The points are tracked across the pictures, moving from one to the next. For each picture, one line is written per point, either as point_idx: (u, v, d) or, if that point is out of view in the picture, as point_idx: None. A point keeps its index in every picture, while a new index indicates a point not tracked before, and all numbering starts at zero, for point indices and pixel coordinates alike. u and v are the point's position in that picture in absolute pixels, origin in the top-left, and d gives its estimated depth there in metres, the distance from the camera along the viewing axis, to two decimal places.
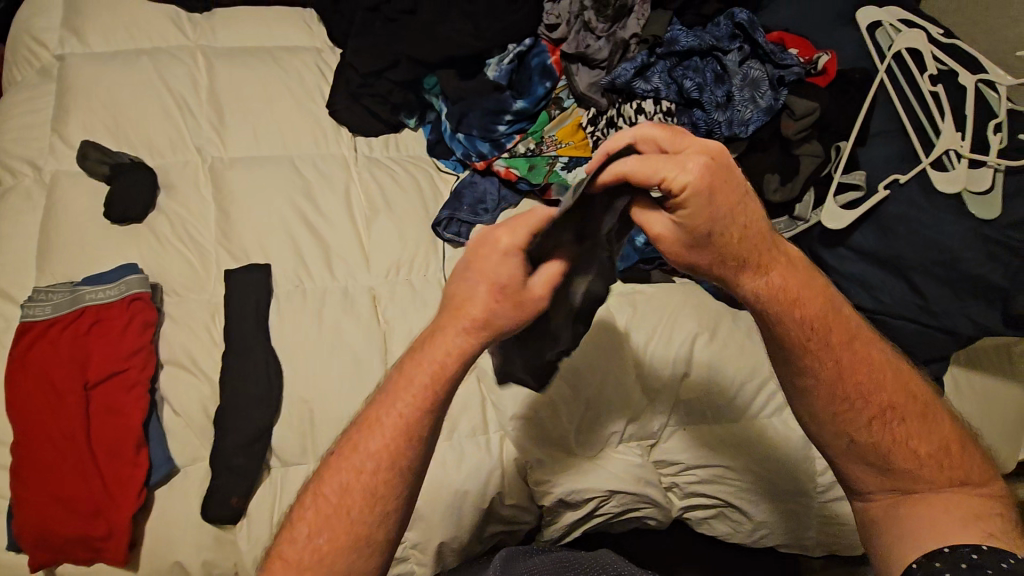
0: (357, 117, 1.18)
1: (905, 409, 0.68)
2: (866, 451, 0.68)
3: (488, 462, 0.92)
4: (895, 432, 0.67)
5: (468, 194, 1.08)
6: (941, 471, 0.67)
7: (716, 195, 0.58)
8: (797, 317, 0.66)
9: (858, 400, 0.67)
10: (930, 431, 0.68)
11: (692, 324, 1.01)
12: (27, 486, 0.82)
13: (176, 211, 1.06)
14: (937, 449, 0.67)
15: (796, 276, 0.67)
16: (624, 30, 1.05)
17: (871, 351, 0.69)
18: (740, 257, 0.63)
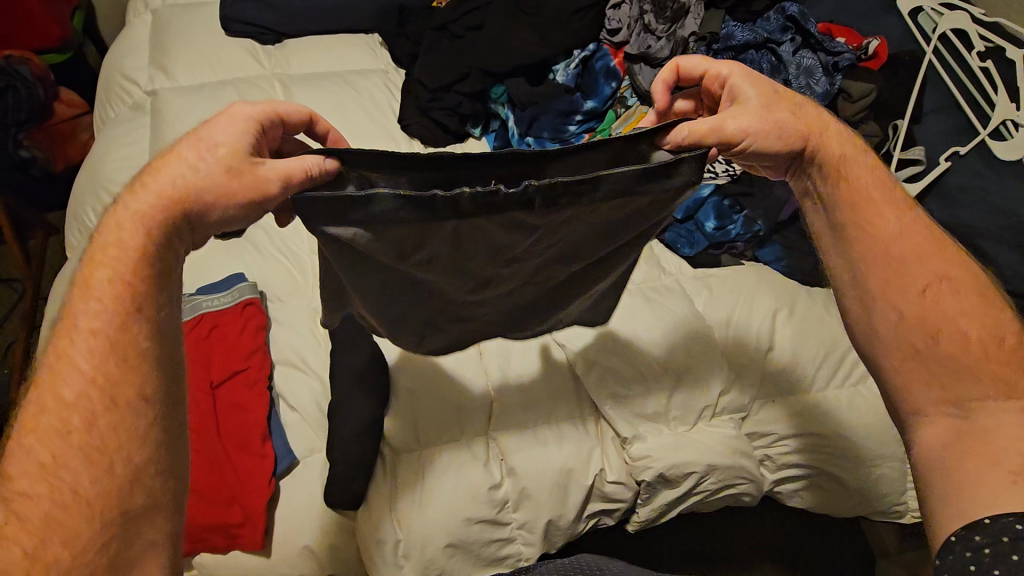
0: (428, 129, 1.26)
1: (963, 283, 0.60)
2: (912, 329, 0.60)
3: (586, 439, 0.97)
4: (943, 300, 0.59)
5: None
6: (988, 363, 0.57)
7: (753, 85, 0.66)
8: (837, 181, 0.66)
9: (899, 279, 0.61)
10: (987, 315, 0.58)
11: (770, 300, 1.05)
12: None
13: (270, 224, 1.14)
14: (989, 337, 0.58)
15: (840, 143, 0.67)
16: (684, 29, 1.13)
17: (916, 231, 0.63)
18: (796, 123, 0.65)
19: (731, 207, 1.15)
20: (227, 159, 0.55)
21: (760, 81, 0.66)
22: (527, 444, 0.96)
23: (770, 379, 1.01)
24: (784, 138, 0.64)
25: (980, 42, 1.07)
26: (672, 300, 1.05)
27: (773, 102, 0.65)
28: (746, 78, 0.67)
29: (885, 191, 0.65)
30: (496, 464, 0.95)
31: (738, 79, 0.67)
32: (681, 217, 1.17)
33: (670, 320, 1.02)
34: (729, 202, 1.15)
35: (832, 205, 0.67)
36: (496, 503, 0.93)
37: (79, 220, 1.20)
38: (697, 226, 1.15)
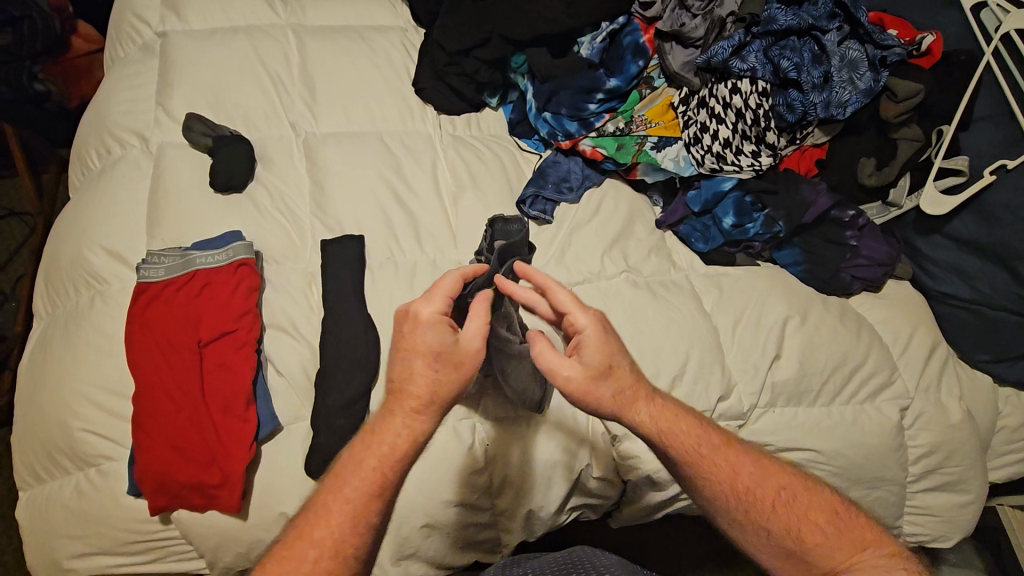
0: (443, 96, 1.22)
1: (793, 488, 0.75)
2: (775, 526, 0.72)
3: (574, 433, 0.94)
4: (792, 528, 0.72)
5: (553, 173, 1.15)
6: (840, 536, 0.71)
7: (603, 344, 0.74)
8: (674, 449, 0.74)
9: (775, 529, 0.72)
10: (813, 498, 0.74)
11: (783, 306, 1.01)
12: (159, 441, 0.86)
13: (273, 183, 1.11)
14: (827, 516, 0.72)
15: (680, 426, 0.76)
16: (722, 8, 1.06)
17: (757, 468, 0.75)
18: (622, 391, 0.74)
19: (752, 204, 1.07)
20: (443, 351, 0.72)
21: (648, 415, 0.74)
22: (512, 433, 0.93)
23: (811, 416, 0.96)
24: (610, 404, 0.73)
25: None
26: (680, 300, 1.02)
27: (610, 373, 0.73)
28: (593, 335, 0.74)
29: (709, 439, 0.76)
30: (480, 451, 0.92)
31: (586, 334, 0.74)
32: (698, 210, 1.10)
33: (676, 319, 0.99)
34: (751, 199, 1.07)
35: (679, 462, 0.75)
36: (476, 488, 0.91)
37: (84, 160, 1.17)
38: (714, 220, 1.09)
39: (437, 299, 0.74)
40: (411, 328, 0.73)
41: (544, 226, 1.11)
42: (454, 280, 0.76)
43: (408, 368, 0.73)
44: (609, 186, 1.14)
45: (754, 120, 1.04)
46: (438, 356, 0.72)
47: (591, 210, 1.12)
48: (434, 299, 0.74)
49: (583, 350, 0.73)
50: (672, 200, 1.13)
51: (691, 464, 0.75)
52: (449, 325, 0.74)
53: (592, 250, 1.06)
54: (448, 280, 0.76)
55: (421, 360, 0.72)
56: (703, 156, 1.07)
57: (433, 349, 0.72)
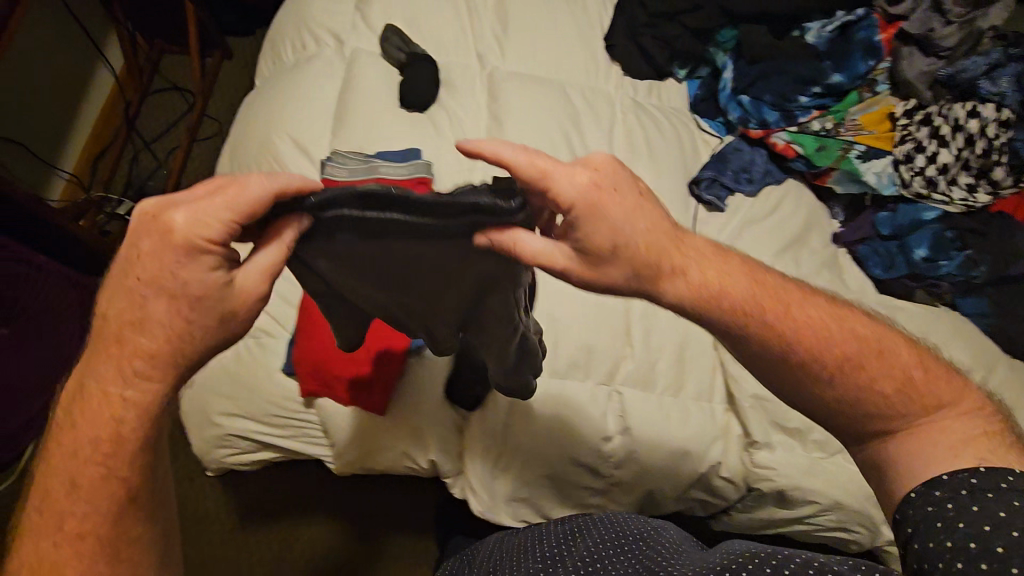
0: (634, 57, 1.18)
1: (854, 326, 0.63)
2: (843, 385, 0.61)
3: (711, 427, 0.93)
4: (867, 381, 0.61)
5: (733, 159, 1.08)
6: (913, 390, 0.61)
7: (607, 206, 0.56)
8: (712, 310, 0.60)
9: (841, 372, 0.61)
10: (884, 358, 0.62)
11: (966, 357, 0.94)
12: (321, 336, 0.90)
13: (455, 110, 1.11)
14: (898, 377, 0.61)
15: (733, 279, 0.62)
16: (985, 19, 0.95)
17: (830, 319, 0.62)
18: (647, 250, 0.59)
19: (952, 240, 0.99)
20: (210, 305, 0.52)
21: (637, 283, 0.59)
22: (652, 410, 0.92)
23: None
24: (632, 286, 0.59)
25: None
26: None
27: (616, 258, 0.58)
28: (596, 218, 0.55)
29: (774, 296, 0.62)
30: (615, 419, 0.92)
31: (590, 202, 0.55)
32: (885, 234, 1.03)
33: None
34: (952, 234, 0.99)
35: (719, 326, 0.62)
36: (602, 455, 0.92)
37: (277, 51, 1.20)
38: (903, 249, 1.01)
39: (218, 209, 0.49)
40: (150, 240, 0.50)
41: (713, 214, 1.06)
42: (264, 195, 0.50)
43: (158, 303, 0.51)
44: (789, 186, 1.07)
45: (983, 152, 0.95)
46: (187, 296, 0.51)
47: (769, 204, 1.06)
48: (208, 222, 0.49)
49: (580, 227, 0.56)
50: (856, 217, 1.06)
51: (727, 316, 0.61)
52: (212, 262, 0.51)
53: (765, 250, 1.01)
54: (254, 190, 0.50)
55: (160, 298, 0.50)
56: (910, 178, 0.99)
57: (181, 289, 0.51)
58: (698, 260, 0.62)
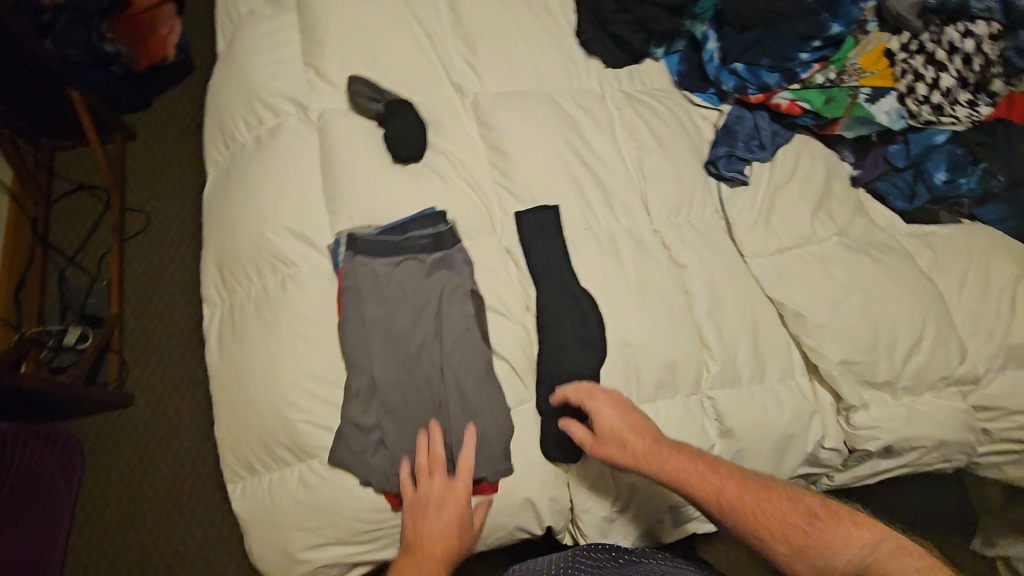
0: (613, 49, 1.13)
1: (810, 513, 0.70)
2: (783, 546, 0.69)
3: (805, 405, 0.92)
4: (836, 552, 0.66)
5: (740, 130, 1.07)
6: (864, 545, 0.64)
7: (631, 419, 0.82)
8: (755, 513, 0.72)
9: (813, 551, 0.67)
10: (834, 534, 0.67)
11: (1009, 268, 0.97)
12: (429, 436, 0.81)
13: (451, 151, 1.02)
14: (852, 544, 0.65)
15: (728, 482, 0.76)
16: None
17: (771, 493, 0.74)
18: (651, 452, 0.79)
19: (967, 159, 1.02)
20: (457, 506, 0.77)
21: (683, 466, 0.78)
22: (744, 405, 0.91)
23: None
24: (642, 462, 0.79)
25: None
26: (900, 263, 0.97)
27: (620, 440, 0.80)
28: (617, 412, 0.82)
29: (768, 498, 0.74)
30: (713, 424, 0.91)
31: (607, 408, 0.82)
32: (900, 165, 1.05)
33: (903, 284, 0.95)
34: (965, 153, 1.02)
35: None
36: None
37: (227, 132, 1.06)
38: (921, 176, 1.03)
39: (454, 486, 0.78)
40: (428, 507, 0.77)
41: (738, 189, 1.05)
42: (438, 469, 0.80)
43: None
44: (800, 143, 1.08)
45: (980, 68, 0.98)
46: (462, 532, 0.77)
47: (787, 168, 1.06)
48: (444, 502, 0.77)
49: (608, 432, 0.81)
50: (868, 155, 1.06)
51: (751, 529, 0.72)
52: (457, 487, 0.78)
53: (799, 212, 1.02)
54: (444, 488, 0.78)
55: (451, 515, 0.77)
56: (919, 107, 1.00)
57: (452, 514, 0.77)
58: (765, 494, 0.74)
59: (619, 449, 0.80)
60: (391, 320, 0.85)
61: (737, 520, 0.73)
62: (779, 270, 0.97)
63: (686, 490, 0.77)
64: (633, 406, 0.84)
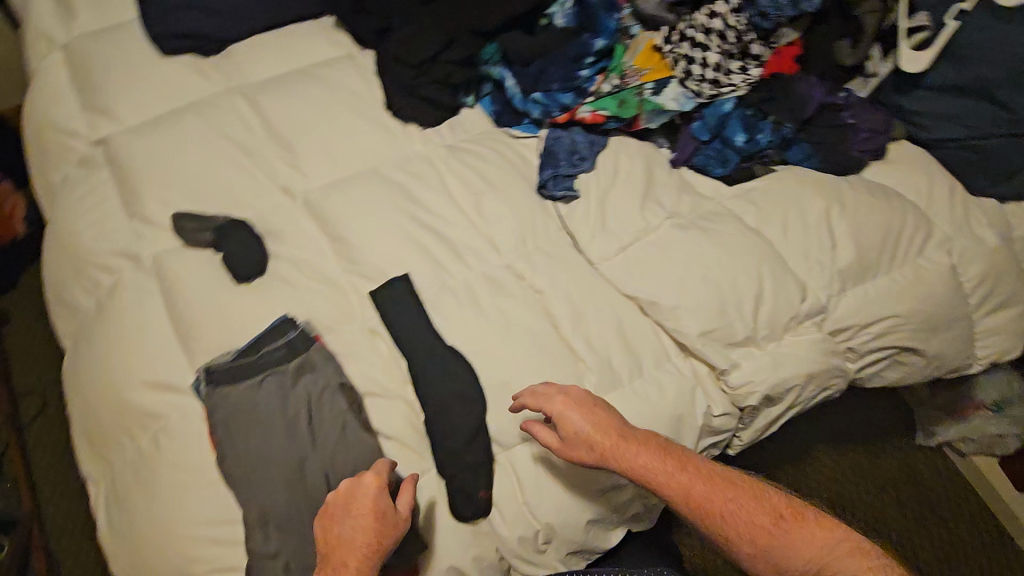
0: (424, 110, 1.19)
1: (770, 508, 0.81)
2: (749, 542, 0.79)
3: (684, 384, 0.97)
4: (803, 547, 0.77)
5: (560, 149, 1.14)
6: (819, 539, 0.77)
7: (596, 419, 0.87)
8: (721, 509, 0.81)
9: (777, 547, 0.78)
10: (794, 527, 0.79)
11: (820, 200, 1.05)
12: (383, 473, 0.82)
13: (293, 253, 1.04)
14: (806, 537, 0.77)
15: (698, 481, 0.84)
16: None
17: (734, 489, 0.83)
18: (615, 455, 0.84)
19: (755, 115, 1.11)
20: None
21: (655, 465, 0.84)
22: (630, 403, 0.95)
23: (888, 290, 1.01)
24: (609, 462, 0.85)
25: None
26: (727, 226, 1.04)
27: (580, 444, 0.85)
28: (579, 415, 0.86)
29: (728, 494, 0.83)
30: None
31: (571, 415, 0.86)
32: (705, 138, 1.13)
33: (734, 245, 1.01)
34: (752, 111, 1.12)
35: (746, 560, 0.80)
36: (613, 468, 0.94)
37: (70, 303, 1.05)
38: (726, 143, 1.12)
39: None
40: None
41: (573, 203, 1.11)
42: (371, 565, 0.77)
43: None
44: (616, 144, 1.15)
45: (735, 39, 1.08)
46: None
47: (609, 171, 1.13)
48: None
49: (570, 434, 0.86)
50: (678, 137, 1.15)
51: (720, 526, 0.81)
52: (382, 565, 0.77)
53: (630, 207, 1.08)
54: None
55: None
56: (699, 86, 1.09)
57: None
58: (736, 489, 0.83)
59: (581, 449, 0.85)
60: (268, 450, 0.85)
61: (706, 518, 0.82)
62: (626, 266, 1.03)
63: (658, 487, 0.84)
64: (602, 407, 0.88)
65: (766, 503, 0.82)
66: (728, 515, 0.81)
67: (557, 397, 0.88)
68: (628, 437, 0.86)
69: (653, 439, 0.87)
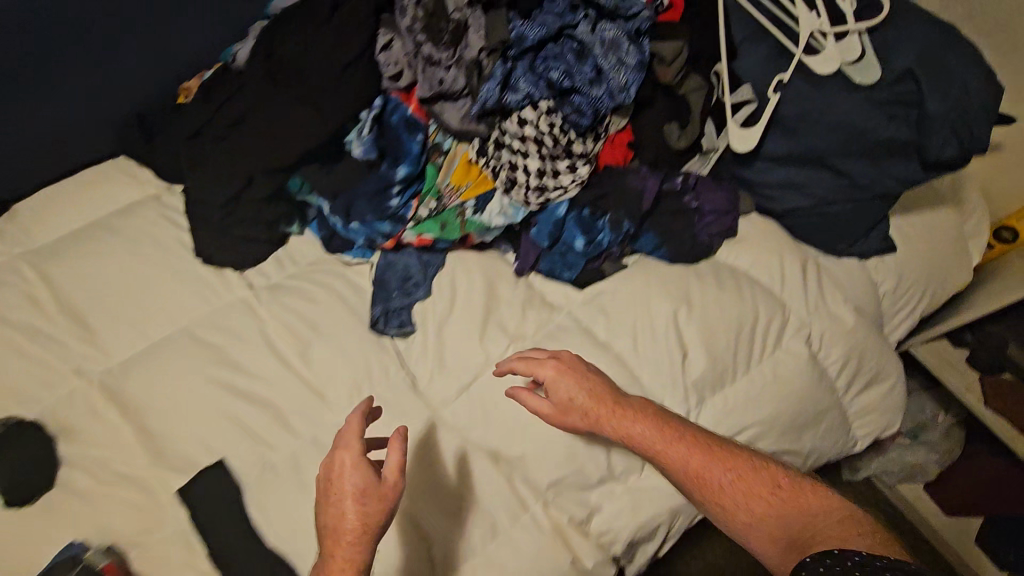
0: (239, 250, 1.06)
1: (770, 484, 0.80)
2: (741, 512, 0.78)
3: (545, 546, 0.87)
4: (791, 527, 0.75)
5: (393, 278, 1.05)
6: (822, 516, 0.74)
7: (578, 380, 0.88)
8: (715, 478, 0.81)
9: (772, 513, 0.77)
10: (796, 505, 0.77)
11: (667, 302, 0.98)
12: (355, 448, 0.76)
13: (89, 454, 0.90)
14: (809, 515, 0.75)
15: (692, 452, 0.83)
16: (469, 48, 0.94)
17: (728, 459, 0.82)
18: (604, 415, 0.87)
19: (592, 214, 1.03)
20: None
21: (647, 431, 0.85)
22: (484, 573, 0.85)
23: (747, 395, 0.95)
24: (597, 423, 0.87)
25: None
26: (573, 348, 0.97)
27: (572, 408, 0.87)
28: (564, 378, 0.88)
29: (728, 465, 0.82)
30: None
31: (557, 378, 0.88)
32: (546, 244, 1.04)
33: None
34: (588, 210, 1.04)
35: (730, 522, 0.80)
36: None
37: None
38: (567, 247, 1.04)
39: None
40: None
41: (412, 337, 1.01)
42: None
43: None
44: (452, 261, 1.06)
45: (555, 140, 0.99)
46: None
47: (447, 295, 1.03)
48: None
49: (554, 394, 0.88)
50: (520, 245, 1.06)
51: (714, 497, 0.80)
52: None
53: (469, 336, 0.99)
54: None
55: None
56: (526, 195, 0.99)
57: None
58: (736, 459, 0.82)
59: (565, 409, 0.88)
60: None
61: (701, 486, 0.81)
62: (471, 407, 0.94)
63: (655, 455, 0.84)
64: (596, 376, 0.90)
65: (762, 473, 0.81)
66: (721, 485, 0.80)
67: (542, 362, 0.90)
68: (614, 400, 0.88)
69: (648, 407, 0.88)
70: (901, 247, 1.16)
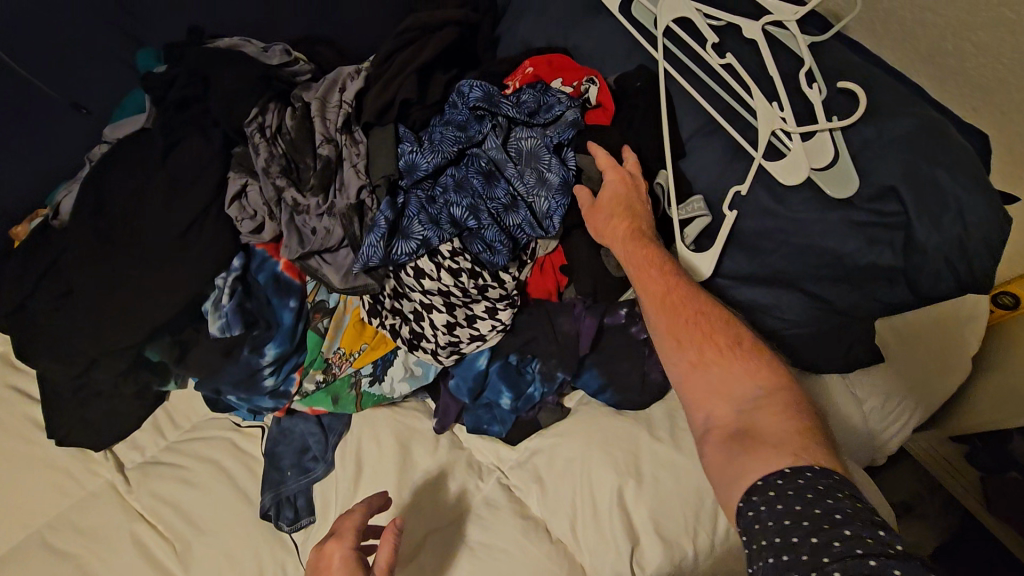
0: (100, 426, 0.88)
1: (756, 366, 0.66)
2: (696, 360, 0.67)
3: None
4: (726, 394, 0.65)
5: (286, 452, 0.88)
6: (785, 409, 0.62)
7: (637, 199, 0.77)
8: (688, 325, 0.69)
9: (722, 374, 0.66)
10: (770, 391, 0.64)
11: (611, 475, 0.82)
12: (347, 540, 0.67)
13: None
14: (778, 409, 0.63)
15: (684, 297, 0.71)
16: (346, 190, 0.79)
17: (726, 326, 0.69)
18: (627, 241, 0.75)
19: (519, 362, 0.86)
20: None
21: (643, 267, 0.73)
22: None
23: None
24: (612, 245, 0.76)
25: (718, 63, 0.84)
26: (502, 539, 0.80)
27: (614, 213, 0.76)
28: (620, 185, 0.77)
29: (706, 321, 0.69)
30: None
31: (621, 186, 0.77)
32: (471, 398, 0.87)
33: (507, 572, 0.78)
34: (515, 357, 0.86)
35: (673, 353, 0.70)
36: None
37: None
38: (492, 403, 0.87)
39: None
40: None
41: (312, 527, 0.85)
42: None
43: None
44: (358, 424, 0.88)
45: (465, 287, 0.79)
46: None
47: (350, 469, 0.85)
48: None
49: (610, 193, 0.77)
50: (438, 399, 0.89)
51: (673, 344, 0.69)
52: None
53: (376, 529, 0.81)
54: None
55: None
56: (434, 353, 0.81)
57: None
58: (734, 331, 0.69)
59: (607, 224, 0.77)
60: None
61: (664, 325, 0.70)
62: None
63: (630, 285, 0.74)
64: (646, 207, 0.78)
65: (749, 348, 0.67)
66: (689, 329, 0.69)
67: (615, 163, 0.79)
68: (638, 232, 0.75)
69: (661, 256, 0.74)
70: (876, 370, 0.99)
